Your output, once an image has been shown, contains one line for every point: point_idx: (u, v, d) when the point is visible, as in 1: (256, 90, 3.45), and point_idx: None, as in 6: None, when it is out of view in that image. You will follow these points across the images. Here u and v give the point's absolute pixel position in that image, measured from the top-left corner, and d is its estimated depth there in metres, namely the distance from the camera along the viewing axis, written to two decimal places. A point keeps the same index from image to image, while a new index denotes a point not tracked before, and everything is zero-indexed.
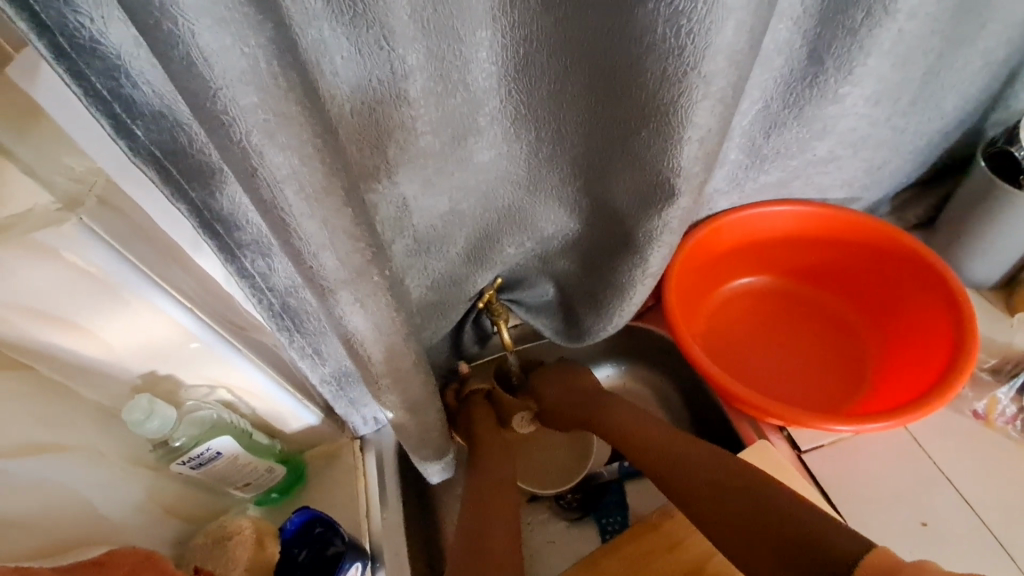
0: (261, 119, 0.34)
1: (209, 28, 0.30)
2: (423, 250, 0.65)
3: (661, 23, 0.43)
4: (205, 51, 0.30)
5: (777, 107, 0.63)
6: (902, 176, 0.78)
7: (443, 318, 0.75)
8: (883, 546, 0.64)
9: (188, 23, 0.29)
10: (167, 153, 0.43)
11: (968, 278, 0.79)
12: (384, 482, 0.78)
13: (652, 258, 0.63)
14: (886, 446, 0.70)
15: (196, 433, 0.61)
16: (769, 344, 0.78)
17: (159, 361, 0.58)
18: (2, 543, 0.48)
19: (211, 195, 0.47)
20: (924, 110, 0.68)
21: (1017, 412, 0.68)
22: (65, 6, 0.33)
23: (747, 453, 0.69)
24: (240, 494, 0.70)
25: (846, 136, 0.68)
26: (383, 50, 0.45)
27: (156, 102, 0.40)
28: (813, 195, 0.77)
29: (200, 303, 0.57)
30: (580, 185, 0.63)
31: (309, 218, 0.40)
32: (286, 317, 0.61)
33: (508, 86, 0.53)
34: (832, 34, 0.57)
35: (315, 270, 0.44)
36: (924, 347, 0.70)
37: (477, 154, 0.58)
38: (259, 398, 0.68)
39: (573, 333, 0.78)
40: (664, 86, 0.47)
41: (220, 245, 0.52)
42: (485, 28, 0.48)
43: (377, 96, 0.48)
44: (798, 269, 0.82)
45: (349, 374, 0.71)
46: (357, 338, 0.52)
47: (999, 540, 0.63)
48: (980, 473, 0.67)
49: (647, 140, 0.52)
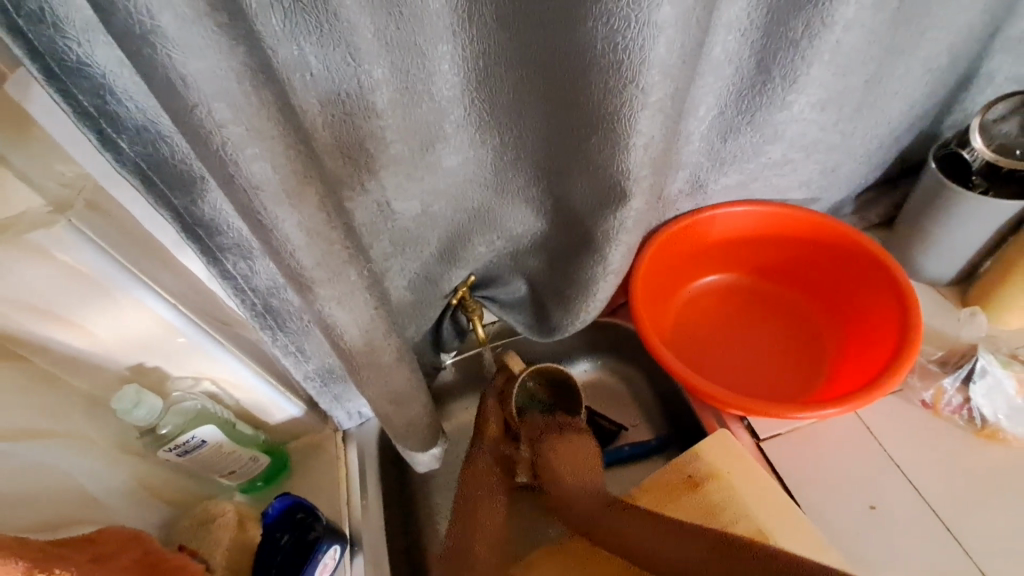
0: (238, 133, 0.36)
1: (194, 51, 0.32)
2: (399, 252, 0.69)
3: (600, 41, 0.47)
4: (187, 75, 0.32)
5: (732, 114, 0.67)
6: (860, 178, 0.82)
7: (421, 316, 0.79)
8: (831, 527, 0.68)
9: (169, 51, 0.31)
10: (150, 164, 0.47)
11: (925, 275, 0.82)
12: (364, 472, 0.82)
13: (611, 256, 0.67)
14: (840, 435, 0.73)
15: (182, 422, 0.65)
16: (734, 338, 0.81)
17: (146, 354, 0.62)
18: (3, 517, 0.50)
19: (194, 203, 0.51)
20: (872, 114, 0.71)
21: (963, 402, 0.71)
22: (58, 34, 0.38)
23: (706, 442, 0.72)
24: (226, 481, 0.74)
25: (797, 140, 0.71)
26: (349, 66, 0.48)
27: (138, 119, 0.44)
28: (773, 196, 0.80)
29: (185, 301, 0.61)
30: (544, 187, 0.67)
31: (287, 216, 0.42)
32: (269, 316, 0.65)
33: (471, 95, 0.57)
34: (778, 45, 0.60)
35: (296, 269, 0.45)
36: (875, 338, 0.74)
37: (444, 160, 0.61)
38: (243, 391, 0.72)
39: (543, 328, 0.82)
40: (608, 96, 0.51)
41: (202, 248, 0.55)
42: (445, 42, 0.51)
43: (347, 110, 0.52)
44: (758, 267, 0.86)
45: (331, 369, 0.75)
46: (343, 332, 0.53)
47: (944, 524, 0.66)
48: (928, 460, 0.70)
49: (598, 146, 0.56)
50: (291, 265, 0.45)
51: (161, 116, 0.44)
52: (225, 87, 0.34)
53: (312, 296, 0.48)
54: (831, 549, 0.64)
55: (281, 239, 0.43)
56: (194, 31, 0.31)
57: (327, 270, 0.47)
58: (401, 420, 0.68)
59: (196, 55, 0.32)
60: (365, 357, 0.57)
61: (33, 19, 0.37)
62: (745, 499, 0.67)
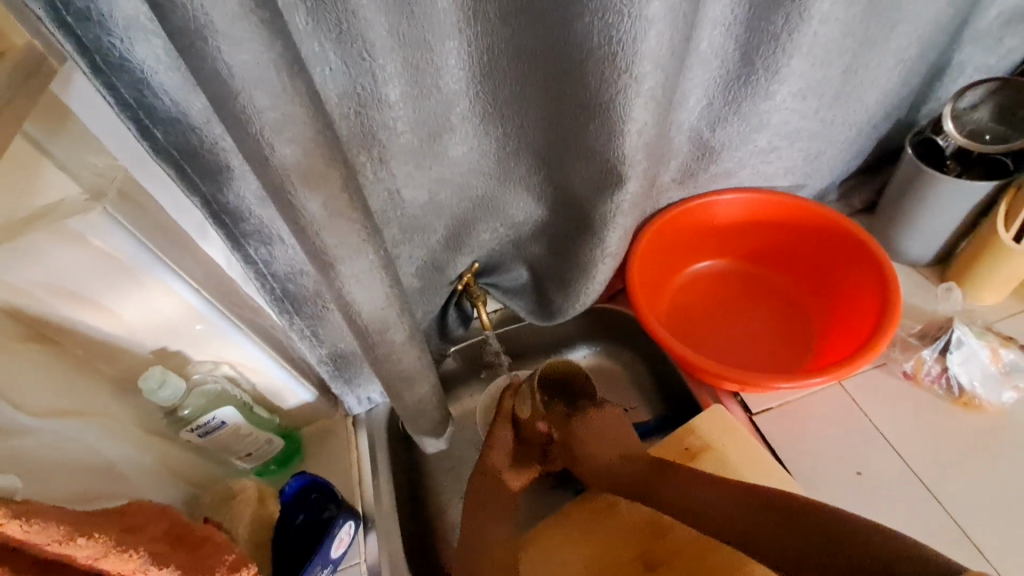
0: (270, 117, 0.40)
1: (241, 45, 0.36)
2: (408, 239, 0.72)
3: (596, 34, 0.51)
4: (234, 65, 0.37)
5: (720, 104, 0.71)
6: (843, 165, 0.87)
7: (427, 303, 0.83)
8: (818, 491, 0.72)
9: (221, 43, 0.35)
10: (181, 153, 0.52)
11: (906, 257, 0.86)
12: (374, 453, 0.85)
13: (609, 239, 0.71)
14: (827, 407, 0.77)
15: (202, 404, 0.68)
16: (727, 319, 0.85)
17: (170, 338, 0.65)
18: (46, 488, 0.51)
19: (220, 190, 0.55)
20: (850, 103, 0.76)
21: (942, 371, 0.75)
22: (103, 32, 0.43)
23: (702, 417, 0.76)
24: (242, 463, 0.77)
25: (781, 128, 0.76)
26: (364, 61, 0.52)
27: (172, 110, 0.49)
28: (761, 183, 0.85)
29: (208, 287, 0.64)
30: (544, 176, 0.71)
31: (315, 196, 0.46)
32: (286, 300, 0.69)
33: (476, 87, 0.61)
34: (760, 39, 0.65)
35: (321, 247, 0.50)
36: (859, 314, 0.78)
37: (450, 150, 0.65)
38: (260, 376, 0.76)
39: (545, 312, 0.85)
40: (604, 86, 0.55)
41: (226, 233, 0.59)
42: (452, 38, 0.55)
43: (361, 102, 0.56)
44: (747, 252, 0.90)
45: (343, 354, 0.79)
46: (361, 309, 0.57)
47: (926, 486, 0.70)
48: (910, 428, 0.74)
49: (595, 133, 0.60)
50: (316, 243, 0.49)
51: (192, 107, 0.49)
52: (263, 75, 0.38)
53: (333, 273, 0.52)
54: None
55: (306, 218, 0.47)
56: (239, 24, 0.35)
57: (348, 249, 0.51)
58: (411, 399, 0.72)
59: (240, 46, 0.36)
60: (380, 334, 0.61)
61: (82, 17, 0.42)
62: (736, 463, 0.72)
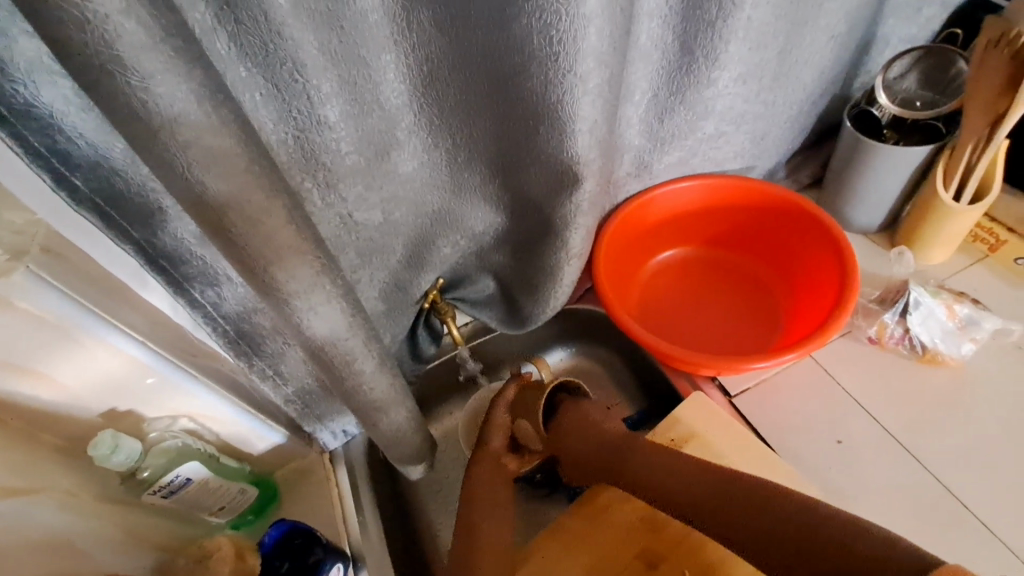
0: (201, 152, 0.37)
1: (160, 77, 0.33)
2: (367, 263, 0.70)
3: (535, 35, 0.50)
4: (157, 99, 0.34)
5: (665, 95, 0.72)
6: (787, 144, 0.89)
7: (394, 326, 0.80)
8: (802, 464, 0.73)
9: (139, 75, 0.32)
10: (107, 200, 0.48)
11: (857, 226, 0.89)
12: (356, 488, 0.82)
13: (572, 240, 0.70)
14: (800, 380, 0.79)
15: (164, 462, 0.64)
16: (696, 306, 0.86)
17: (119, 398, 0.60)
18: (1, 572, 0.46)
19: (154, 234, 0.52)
20: (789, 83, 0.78)
21: (904, 332, 0.78)
22: (3, 78, 0.39)
23: (684, 407, 0.76)
24: (215, 519, 0.73)
25: (726, 113, 0.77)
26: (297, 83, 0.49)
27: (92, 155, 0.45)
28: (713, 169, 0.86)
29: (154, 338, 0.59)
30: (499, 183, 0.70)
31: (259, 231, 0.43)
32: (242, 341, 0.65)
33: (419, 100, 0.59)
34: (696, 28, 0.65)
35: (272, 284, 0.47)
36: (820, 286, 0.80)
37: (400, 166, 0.63)
38: (223, 424, 0.71)
39: (516, 320, 0.84)
40: (549, 88, 0.54)
41: (167, 279, 0.55)
42: (388, 51, 0.53)
43: (299, 125, 0.53)
44: (708, 238, 0.91)
45: (311, 389, 0.75)
46: (324, 343, 0.54)
47: (902, 445, 0.72)
48: (880, 390, 0.76)
49: (545, 135, 0.59)
50: (267, 281, 0.46)
51: (113, 150, 0.45)
52: (186, 108, 0.35)
53: (289, 309, 0.49)
54: (811, 489, 0.68)
55: (252, 255, 0.44)
56: (150, 55, 0.32)
57: (302, 282, 0.48)
58: (388, 428, 0.69)
59: (157, 78, 0.33)
60: (347, 366, 0.58)
61: None
62: (722, 447, 0.72)
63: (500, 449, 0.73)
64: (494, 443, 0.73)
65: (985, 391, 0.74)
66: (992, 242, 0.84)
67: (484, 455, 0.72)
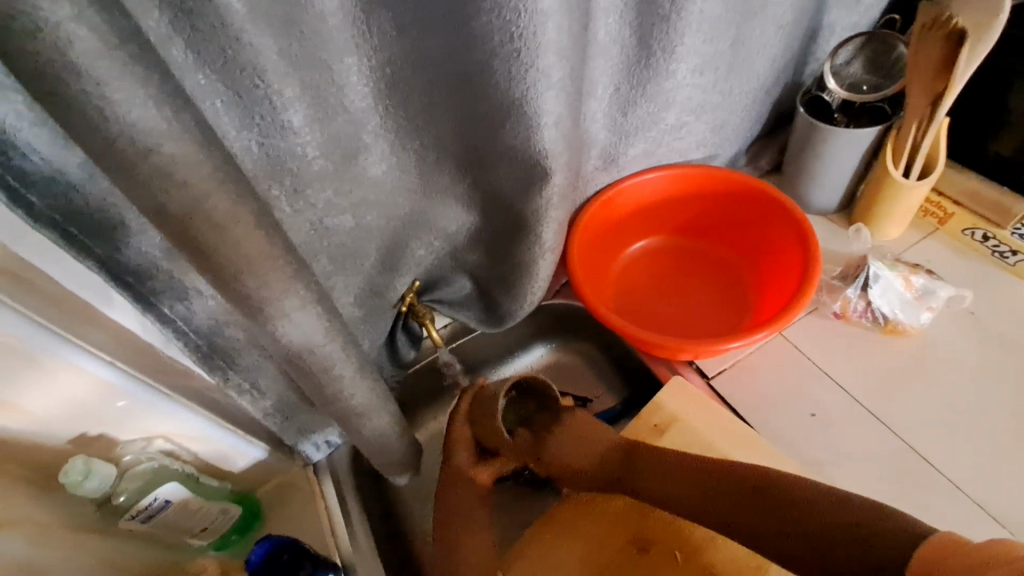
0: (165, 158, 0.36)
1: (119, 84, 0.33)
2: (341, 268, 0.69)
3: (497, 32, 0.51)
4: (116, 105, 0.33)
5: (627, 89, 0.74)
6: (745, 132, 0.92)
7: (372, 332, 0.80)
8: (779, 437, 0.75)
9: (97, 81, 0.32)
10: (66, 216, 0.47)
11: (816, 207, 0.93)
12: (343, 499, 0.81)
13: (545, 235, 0.71)
14: (772, 357, 0.81)
15: (141, 487, 0.61)
16: (669, 293, 0.88)
17: (88, 424, 0.58)
18: None
19: (118, 249, 0.50)
20: (743, 72, 0.80)
21: (866, 305, 0.81)
22: None
23: (665, 392, 0.77)
24: (197, 541, 0.70)
25: (686, 104, 0.80)
26: (259, 88, 0.49)
27: (47, 171, 0.44)
28: (677, 159, 0.88)
29: (123, 357, 0.58)
30: (469, 182, 0.70)
31: (227, 239, 0.42)
32: (216, 355, 0.64)
33: (384, 102, 0.59)
34: (652, 22, 0.67)
35: (244, 292, 0.46)
36: (786, 267, 0.83)
37: (369, 170, 0.63)
38: (201, 442, 0.69)
39: (494, 318, 0.84)
40: (513, 84, 0.55)
41: (133, 294, 0.54)
42: (351, 54, 0.53)
43: (262, 132, 0.52)
44: (676, 227, 0.93)
45: (290, 401, 0.74)
46: (301, 350, 0.53)
47: (871, 413, 0.75)
48: (848, 362, 0.79)
49: (512, 130, 0.60)
50: (239, 289, 0.46)
51: (70, 164, 0.44)
52: (146, 113, 0.34)
53: (263, 316, 0.49)
54: (788, 461, 0.71)
55: (222, 263, 0.43)
56: (106, 61, 0.32)
57: (277, 288, 0.47)
58: (372, 434, 0.68)
59: (115, 84, 0.33)
60: (326, 372, 0.57)
61: None
62: (702, 429, 0.74)
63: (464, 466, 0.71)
64: (459, 461, 0.71)
65: (943, 357, 0.78)
66: (942, 216, 0.89)
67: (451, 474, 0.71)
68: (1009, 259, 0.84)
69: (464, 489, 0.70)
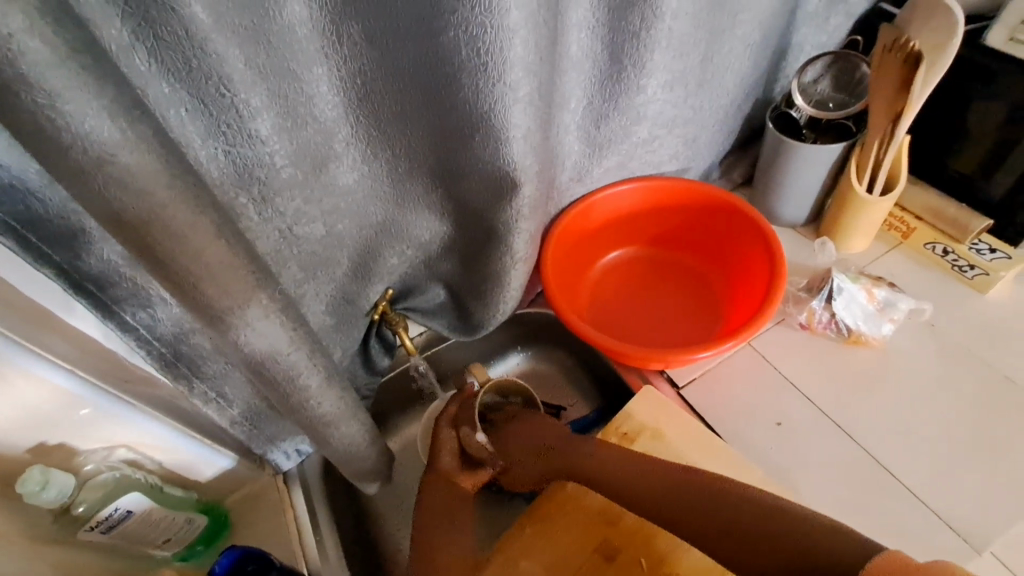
0: (123, 171, 0.37)
1: (72, 96, 0.33)
2: (312, 276, 0.69)
3: (464, 47, 0.52)
4: (70, 116, 0.33)
5: (599, 102, 0.75)
6: (717, 145, 0.94)
7: (345, 340, 0.79)
8: (743, 444, 0.77)
9: (49, 93, 0.32)
10: (24, 224, 0.46)
11: (786, 220, 0.95)
12: (313, 508, 0.80)
13: (517, 245, 0.72)
14: (741, 367, 0.83)
15: (100, 497, 0.60)
16: (642, 303, 0.89)
17: (47, 432, 0.57)
18: None
19: (78, 257, 0.50)
20: (712, 88, 0.82)
21: (831, 317, 0.83)
22: None
23: (635, 401, 0.79)
24: (160, 552, 0.69)
25: (658, 118, 0.81)
26: (224, 97, 0.49)
27: (3, 178, 0.44)
28: (650, 171, 0.90)
29: (83, 365, 0.57)
30: (442, 192, 0.70)
31: (186, 249, 0.42)
32: (180, 363, 0.63)
33: (354, 111, 0.59)
34: (622, 39, 0.69)
35: (205, 301, 0.46)
36: (755, 278, 0.85)
37: (340, 178, 0.63)
38: (166, 451, 0.68)
39: (467, 327, 0.85)
40: (481, 98, 0.56)
41: (95, 302, 0.54)
42: (319, 64, 0.53)
43: (229, 140, 0.52)
44: (651, 237, 0.94)
45: (259, 409, 0.73)
46: (266, 359, 0.53)
47: (833, 420, 0.77)
48: (811, 372, 0.81)
49: (482, 142, 0.61)
50: (200, 299, 0.46)
51: (28, 172, 0.44)
52: (100, 124, 0.34)
53: (225, 326, 0.48)
54: (753, 469, 0.72)
55: (181, 273, 0.43)
56: (59, 73, 0.32)
57: (238, 297, 0.47)
58: (340, 442, 0.68)
59: (67, 95, 0.33)
60: (292, 381, 0.57)
61: None
62: (674, 435, 0.75)
63: (452, 468, 0.73)
64: (444, 460, 0.73)
65: (904, 368, 0.80)
66: (904, 230, 0.91)
67: (437, 474, 0.72)
68: (968, 273, 0.86)
69: (444, 490, 0.71)
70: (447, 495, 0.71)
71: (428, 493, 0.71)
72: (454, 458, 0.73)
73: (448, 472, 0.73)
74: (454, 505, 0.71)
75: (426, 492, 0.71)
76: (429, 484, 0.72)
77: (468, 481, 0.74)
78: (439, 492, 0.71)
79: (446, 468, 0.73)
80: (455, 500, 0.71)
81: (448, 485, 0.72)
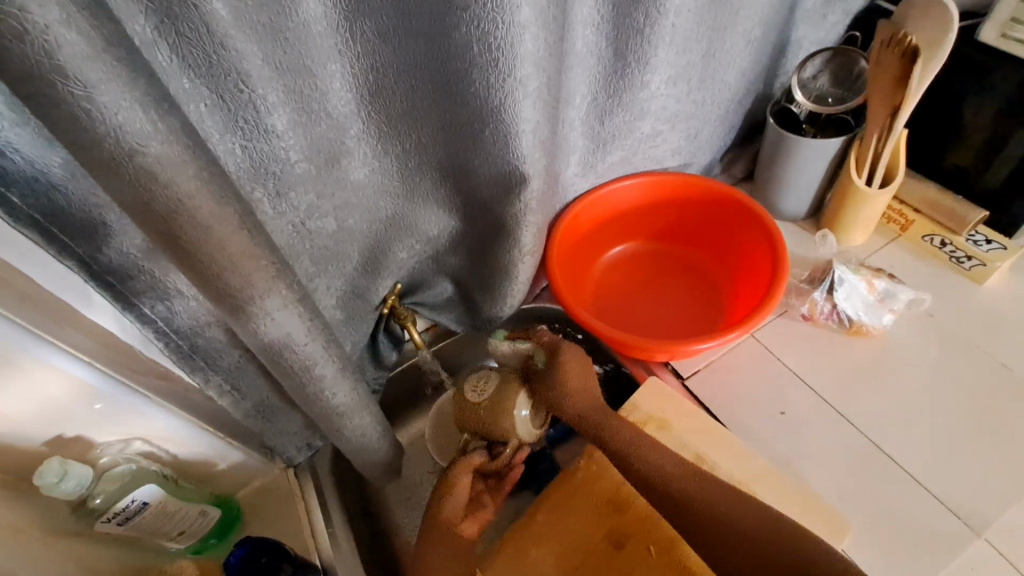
0: (151, 161, 0.38)
1: (105, 88, 0.34)
2: (324, 270, 0.70)
3: (475, 42, 0.53)
4: (103, 107, 0.34)
5: (604, 98, 0.76)
6: (719, 140, 0.95)
7: (355, 334, 0.80)
8: (748, 434, 0.78)
9: (84, 85, 0.33)
10: (48, 217, 0.47)
11: (787, 213, 0.96)
12: (324, 501, 0.81)
13: (524, 238, 0.73)
14: (744, 358, 0.84)
15: (117, 489, 0.61)
16: (647, 297, 0.91)
17: (65, 424, 0.58)
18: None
19: (99, 250, 0.51)
20: (714, 84, 0.84)
21: (832, 307, 0.84)
22: None
23: (642, 394, 0.80)
24: (174, 545, 0.69)
25: (661, 113, 0.83)
26: (242, 93, 0.50)
27: (28, 171, 0.44)
28: (653, 166, 0.91)
29: (102, 358, 0.58)
30: (451, 187, 0.72)
31: (209, 238, 0.43)
32: (195, 356, 0.64)
33: (366, 107, 0.60)
34: (626, 36, 0.70)
35: (226, 290, 0.47)
36: (757, 269, 0.86)
37: (352, 173, 0.64)
38: (180, 444, 0.70)
39: (475, 320, 0.86)
40: (491, 92, 0.57)
41: (114, 295, 0.55)
42: (334, 61, 0.55)
43: (245, 135, 0.53)
44: (654, 232, 0.96)
45: (271, 402, 0.74)
46: (283, 349, 0.54)
47: (835, 409, 0.79)
48: (814, 362, 0.83)
49: (492, 137, 0.62)
50: (222, 288, 0.47)
51: (52, 165, 0.45)
52: (130, 115, 0.35)
53: (245, 315, 0.49)
54: (758, 459, 0.73)
55: (204, 262, 0.44)
56: (93, 65, 0.33)
57: (258, 287, 0.48)
58: (353, 433, 0.69)
59: (101, 87, 0.34)
60: (307, 372, 0.58)
61: None
62: (682, 427, 0.76)
63: (452, 515, 0.73)
64: (445, 508, 0.72)
65: (904, 357, 0.82)
66: (903, 222, 0.92)
67: (438, 525, 0.71)
68: (965, 264, 0.88)
69: (448, 542, 0.70)
70: (449, 546, 0.70)
71: (431, 546, 0.70)
72: (455, 503, 0.73)
73: (451, 520, 0.72)
74: (461, 562, 0.69)
75: (429, 546, 0.70)
76: (431, 533, 0.71)
77: (468, 529, 0.73)
78: (443, 546, 0.70)
79: (448, 516, 0.72)
80: (461, 555, 0.70)
81: (452, 536, 0.71)
